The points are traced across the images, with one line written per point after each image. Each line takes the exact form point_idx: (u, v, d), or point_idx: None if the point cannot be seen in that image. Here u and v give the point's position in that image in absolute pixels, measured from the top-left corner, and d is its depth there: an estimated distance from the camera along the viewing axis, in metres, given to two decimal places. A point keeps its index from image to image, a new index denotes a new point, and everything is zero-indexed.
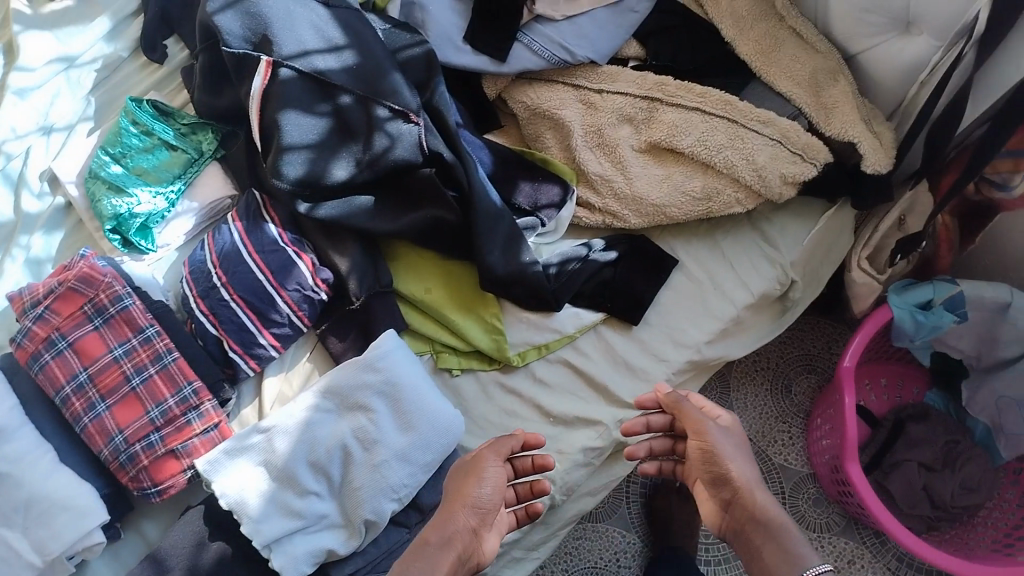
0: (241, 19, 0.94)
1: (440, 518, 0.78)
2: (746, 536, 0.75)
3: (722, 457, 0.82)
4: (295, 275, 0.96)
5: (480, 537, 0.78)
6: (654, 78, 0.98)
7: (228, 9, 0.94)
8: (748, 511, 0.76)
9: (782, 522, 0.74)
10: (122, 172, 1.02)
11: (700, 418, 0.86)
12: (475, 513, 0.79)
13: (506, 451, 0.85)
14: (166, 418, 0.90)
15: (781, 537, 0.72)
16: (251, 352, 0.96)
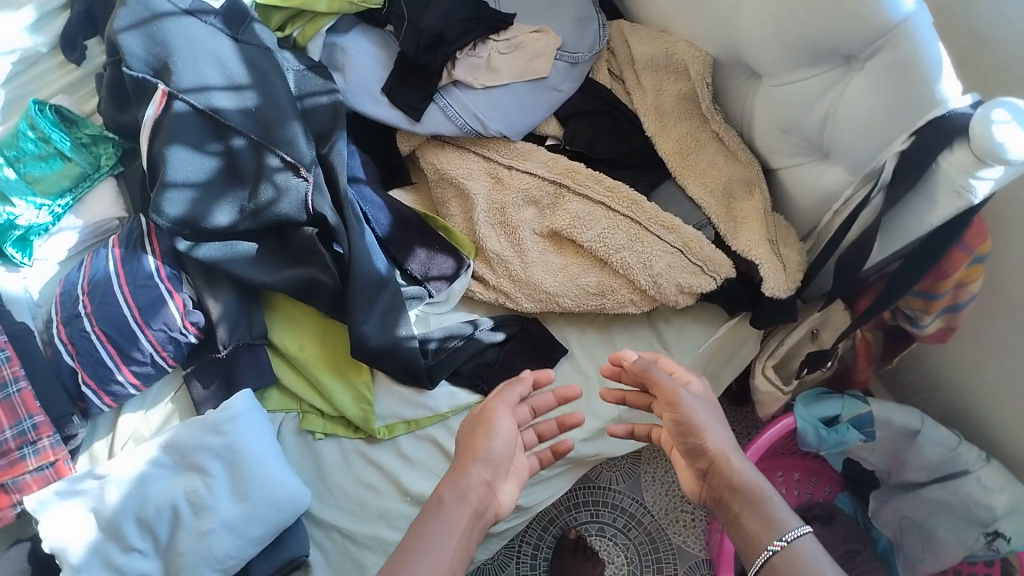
0: (145, 42, 0.90)
1: (451, 473, 0.74)
2: (725, 503, 0.70)
3: (699, 426, 0.74)
4: (163, 314, 0.92)
5: (495, 491, 0.75)
6: (565, 163, 0.95)
7: (134, 29, 0.90)
8: (727, 479, 0.70)
9: (759, 490, 0.68)
10: (12, 178, 0.97)
11: (672, 386, 0.77)
12: (490, 467, 0.76)
13: (510, 398, 0.81)
14: (1, 450, 0.86)
15: (758, 502, 0.67)
16: (106, 388, 0.92)
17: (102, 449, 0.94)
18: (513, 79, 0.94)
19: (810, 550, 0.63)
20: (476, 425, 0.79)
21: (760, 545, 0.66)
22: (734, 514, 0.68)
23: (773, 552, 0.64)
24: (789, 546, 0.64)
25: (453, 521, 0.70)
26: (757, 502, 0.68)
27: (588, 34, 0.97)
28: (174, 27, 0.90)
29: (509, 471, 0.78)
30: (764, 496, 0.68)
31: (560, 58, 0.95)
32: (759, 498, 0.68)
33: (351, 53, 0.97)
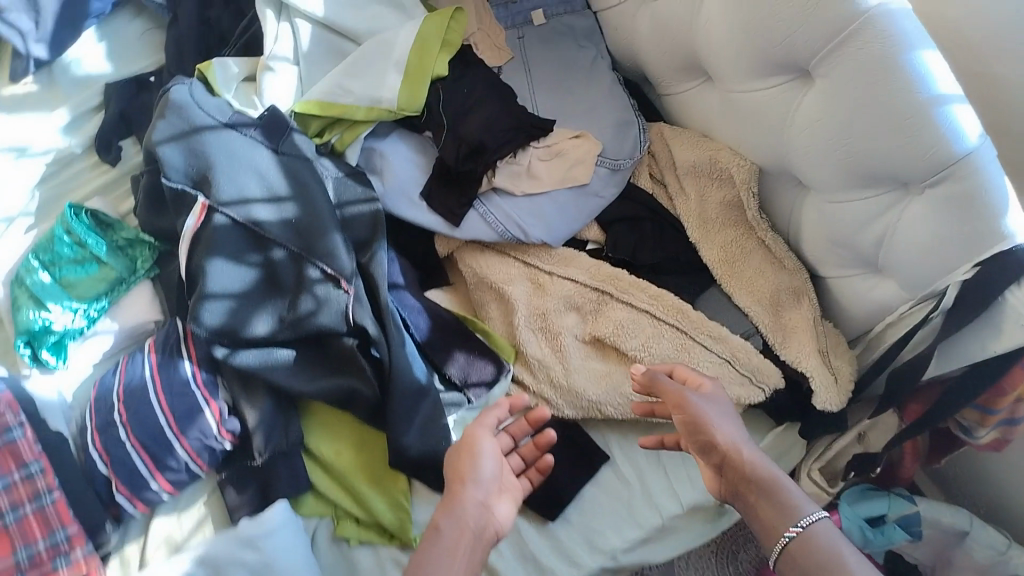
0: (186, 156, 0.93)
1: (443, 500, 0.76)
2: (744, 497, 0.73)
3: (708, 424, 0.78)
4: (199, 422, 0.91)
5: (491, 510, 0.77)
6: (610, 270, 0.94)
7: (174, 143, 0.93)
8: (740, 472, 0.73)
9: (773, 480, 0.72)
10: (49, 282, 0.98)
11: (678, 390, 0.81)
12: (482, 496, 0.77)
13: (491, 423, 0.83)
14: (33, 562, 0.82)
15: (774, 491, 0.71)
16: (139, 495, 0.89)
17: (131, 557, 0.89)
18: (552, 185, 0.94)
19: (827, 533, 0.67)
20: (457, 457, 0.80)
21: (777, 532, 0.69)
22: (754, 502, 0.72)
23: (791, 538, 0.67)
24: (805, 532, 0.67)
25: (453, 541, 0.72)
26: (770, 485, 0.71)
27: (628, 140, 0.97)
28: (214, 140, 0.92)
29: (501, 493, 0.80)
30: (774, 478, 0.72)
31: (600, 163, 0.95)
32: (775, 483, 0.72)
33: (391, 159, 0.97)
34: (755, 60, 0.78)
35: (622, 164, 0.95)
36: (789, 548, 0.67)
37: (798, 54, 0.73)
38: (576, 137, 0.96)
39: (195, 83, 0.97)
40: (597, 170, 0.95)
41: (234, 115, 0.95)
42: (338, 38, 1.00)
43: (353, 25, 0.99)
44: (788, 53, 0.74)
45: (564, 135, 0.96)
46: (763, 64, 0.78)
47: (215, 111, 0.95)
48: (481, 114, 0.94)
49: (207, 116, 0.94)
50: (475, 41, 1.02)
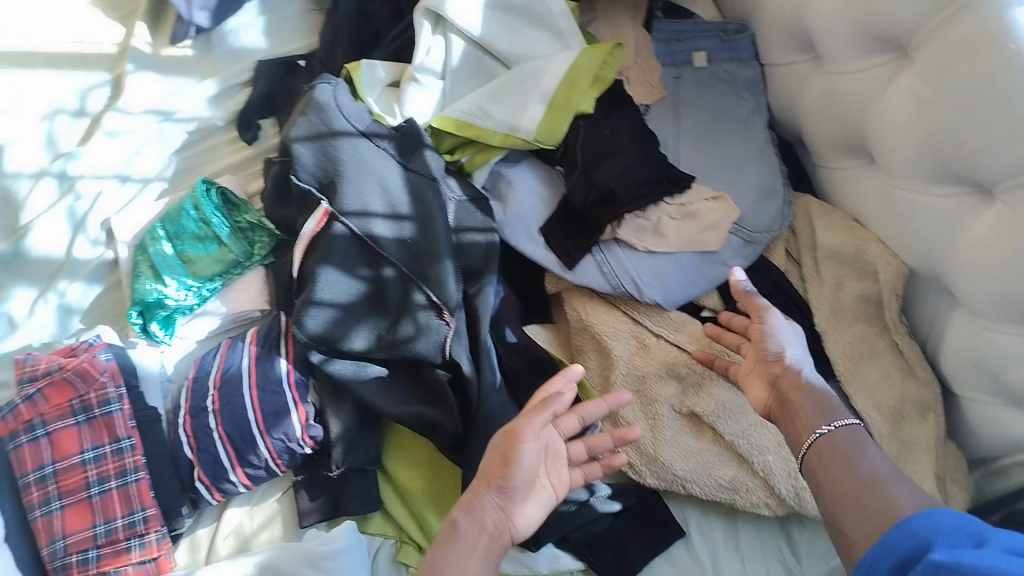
0: (317, 156, 0.90)
1: (465, 497, 0.73)
2: (787, 413, 0.72)
3: (773, 343, 0.76)
4: (285, 425, 0.91)
5: (511, 514, 0.74)
6: (722, 344, 0.87)
7: (309, 142, 0.90)
8: (791, 385, 0.72)
9: (822, 394, 0.71)
10: (169, 254, 1.00)
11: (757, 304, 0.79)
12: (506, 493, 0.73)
13: (540, 420, 0.75)
14: (109, 539, 0.87)
15: (821, 398, 0.70)
16: (218, 485, 0.92)
17: (203, 540, 0.94)
18: (678, 245, 0.88)
19: (859, 437, 0.67)
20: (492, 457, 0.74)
21: (809, 432, 0.69)
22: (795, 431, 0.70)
23: (819, 435, 0.67)
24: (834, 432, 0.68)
25: (468, 544, 0.70)
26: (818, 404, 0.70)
27: (771, 212, 0.90)
28: (348, 148, 0.90)
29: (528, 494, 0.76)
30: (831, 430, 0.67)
31: (734, 231, 0.89)
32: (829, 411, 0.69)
33: (517, 186, 0.93)
34: (931, 165, 0.72)
35: (758, 236, 0.89)
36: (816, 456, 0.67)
37: (983, 171, 0.66)
38: (716, 199, 0.89)
39: (341, 84, 0.94)
40: (729, 239, 0.89)
41: (372, 123, 0.92)
42: (487, 57, 0.95)
43: (506, 49, 0.94)
44: (971, 167, 0.68)
45: (703, 194, 0.90)
46: (938, 171, 0.72)
47: (355, 117, 0.92)
48: (616, 162, 0.89)
49: (345, 120, 0.91)
50: (629, 75, 0.98)
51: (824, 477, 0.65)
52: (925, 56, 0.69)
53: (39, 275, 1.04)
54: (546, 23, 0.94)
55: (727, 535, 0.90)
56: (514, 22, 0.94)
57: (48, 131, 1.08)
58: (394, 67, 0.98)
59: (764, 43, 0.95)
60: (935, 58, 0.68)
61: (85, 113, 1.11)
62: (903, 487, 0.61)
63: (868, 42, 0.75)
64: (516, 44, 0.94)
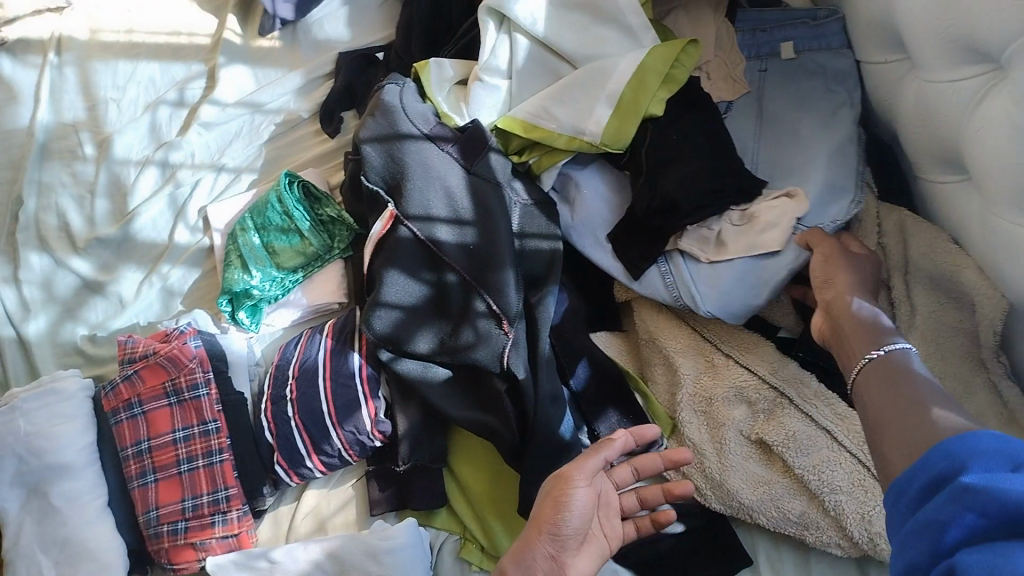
0: (384, 158, 0.94)
1: (517, 544, 0.70)
2: (839, 344, 0.70)
3: (839, 279, 0.74)
4: (356, 418, 0.95)
5: (563, 565, 0.70)
6: (796, 370, 0.84)
7: (376, 144, 0.94)
8: (843, 313, 0.71)
9: (872, 322, 0.69)
10: (256, 246, 1.05)
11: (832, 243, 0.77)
12: (560, 544, 0.70)
13: (591, 465, 0.72)
14: (196, 513, 0.95)
15: (872, 329, 0.68)
16: (296, 469, 0.98)
17: (284, 517, 1.01)
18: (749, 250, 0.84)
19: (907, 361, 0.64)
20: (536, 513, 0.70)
21: (858, 357, 0.67)
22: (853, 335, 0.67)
23: (869, 357, 0.65)
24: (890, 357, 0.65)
25: None
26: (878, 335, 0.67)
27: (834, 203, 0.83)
28: (413, 151, 0.92)
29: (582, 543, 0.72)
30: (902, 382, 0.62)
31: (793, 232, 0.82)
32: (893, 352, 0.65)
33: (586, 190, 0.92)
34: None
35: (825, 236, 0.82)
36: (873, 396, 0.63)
37: None
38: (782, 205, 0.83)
39: (409, 83, 0.97)
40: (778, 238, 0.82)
41: (436, 124, 0.94)
42: (552, 56, 0.93)
43: (570, 49, 0.91)
44: None
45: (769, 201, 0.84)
46: None
47: (421, 119, 0.94)
48: (680, 167, 0.84)
49: (410, 122, 0.93)
50: (707, 70, 0.93)
51: (873, 404, 0.62)
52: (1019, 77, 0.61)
53: (145, 259, 1.14)
54: (616, 20, 0.90)
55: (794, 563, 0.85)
56: (579, 18, 0.91)
57: (151, 121, 1.17)
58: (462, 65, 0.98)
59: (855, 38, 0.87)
60: None
61: (185, 103, 1.17)
62: (943, 405, 0.58)
63: (960, 52, 0.68)
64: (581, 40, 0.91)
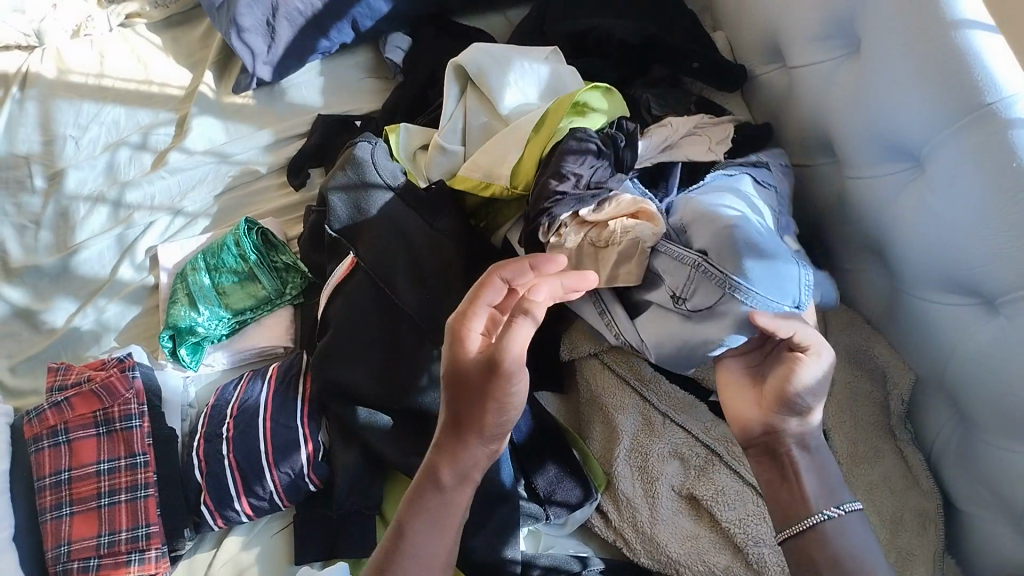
0: (350, 205, 0.99)
1: (449, 444, 0.68)
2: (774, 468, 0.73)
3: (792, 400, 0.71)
4: (293, 459, 0.94)
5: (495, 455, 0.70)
6: (724, 431, 0.90)
7: (344, 192, 0.99)
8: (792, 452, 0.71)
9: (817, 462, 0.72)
10: (206, 286, 1.06)
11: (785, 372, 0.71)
12: (492, 441, 0.69)
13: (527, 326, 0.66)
14: (111, 550, 0.90)
15: (821, 473, 0.71)
16: (222, 511, 0.94)
17: (200, 564, 0.96)
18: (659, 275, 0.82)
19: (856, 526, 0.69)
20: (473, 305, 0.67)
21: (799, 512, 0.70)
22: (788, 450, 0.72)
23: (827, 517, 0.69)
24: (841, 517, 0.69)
25: (457, 507, 0.69)
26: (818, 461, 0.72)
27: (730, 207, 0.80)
28: (379, 201, 0.98)
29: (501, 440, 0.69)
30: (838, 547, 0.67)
31: (661, 247, 0.81)
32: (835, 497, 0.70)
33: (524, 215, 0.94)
34: (939, 275, 0.76)
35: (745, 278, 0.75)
36: (807, 552, 0.68)
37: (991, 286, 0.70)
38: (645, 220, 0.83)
39: (381, 143, 1.02)
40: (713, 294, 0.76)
41: (403, 181, 0.99)
42: (501, 122, 1.01)
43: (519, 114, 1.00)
44: (975, 280, 0.72)
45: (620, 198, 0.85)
46: (945, 283, 0.76)
47: (388, 174, 0.99)
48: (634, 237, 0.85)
49: (377, 174, 0.99)
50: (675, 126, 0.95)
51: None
52: (936, 168, 0.72)
53: (83, 291, 1.11)
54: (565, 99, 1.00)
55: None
56: (530, 90, 1.01)
57: (110, 160, 1.18)
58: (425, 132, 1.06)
59: (786, 144, 0.99)
60: (947, 169, 0.71)
61: (147, 147, 1.19)
62: None
63: (887, 152, 0.79)
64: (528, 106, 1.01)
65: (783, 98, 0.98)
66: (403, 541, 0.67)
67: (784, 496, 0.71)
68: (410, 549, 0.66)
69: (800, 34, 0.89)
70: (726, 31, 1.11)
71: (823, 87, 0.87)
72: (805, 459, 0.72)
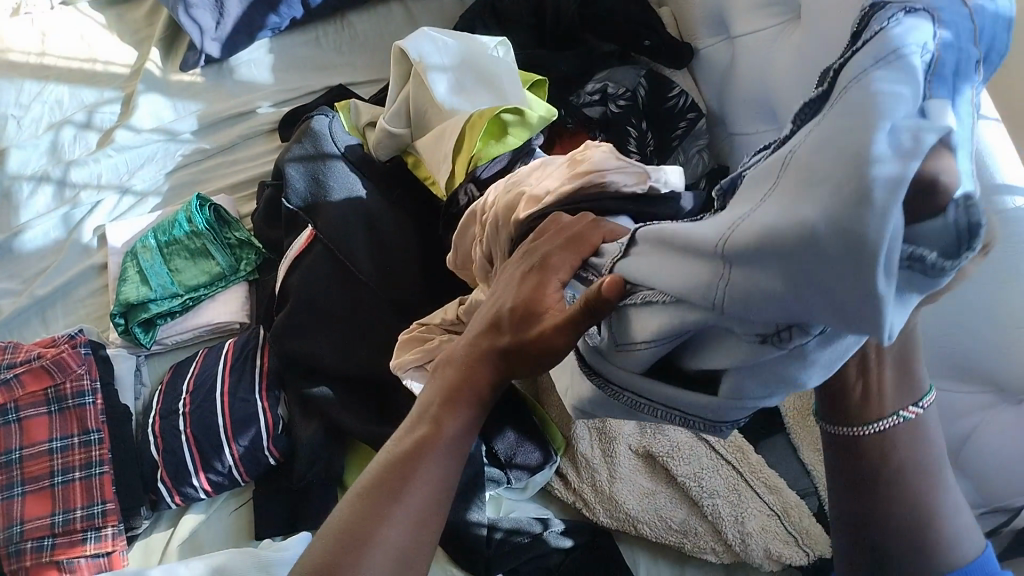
0: (307, 179, 0.98)
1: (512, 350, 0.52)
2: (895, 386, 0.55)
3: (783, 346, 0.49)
4: (252, 433, 0.93)
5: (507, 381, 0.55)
6: None
7: (301, 165, 0.99)
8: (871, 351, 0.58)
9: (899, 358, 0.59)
10: (158, 263, 1.05)
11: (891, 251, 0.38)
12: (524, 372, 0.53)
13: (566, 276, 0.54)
14: (66, 528, 0.88)
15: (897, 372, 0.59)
16: (179, 488, 0.92)
17: (157, 545, 0.93)
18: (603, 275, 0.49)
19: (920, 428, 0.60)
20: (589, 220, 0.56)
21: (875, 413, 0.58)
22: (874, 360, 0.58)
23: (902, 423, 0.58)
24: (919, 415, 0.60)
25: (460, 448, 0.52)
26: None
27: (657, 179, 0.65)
28: (336, 172, 0.98)
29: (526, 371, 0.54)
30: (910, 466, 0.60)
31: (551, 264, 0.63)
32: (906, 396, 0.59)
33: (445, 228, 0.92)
34: None
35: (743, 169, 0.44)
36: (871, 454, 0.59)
37: None
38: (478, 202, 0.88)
39: (337, 115, 1.04)
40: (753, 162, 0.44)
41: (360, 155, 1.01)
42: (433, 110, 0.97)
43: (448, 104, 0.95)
44: None
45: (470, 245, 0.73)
46: None
47: (346, 147, 1.00)
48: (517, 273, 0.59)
49: (335, 147, 0.99)
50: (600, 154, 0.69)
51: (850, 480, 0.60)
52: None
53: (28, 272, 1.08)
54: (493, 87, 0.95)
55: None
56: (464, 78, 0.96)
57: (53, 139, 1.15)
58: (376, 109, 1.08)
59: (730, 115, 1.02)
60: None
61: (93, 126, 1.17)
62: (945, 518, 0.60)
63: None
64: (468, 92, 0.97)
65: (726, 69, 1.01)
66: (434, 437, 0.51)
67: (853, 396, 0.58)
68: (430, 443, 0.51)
69: (745, 6, 0.93)
70: (670, 8, 1.14)
71: (765, 53, 0.91)
72: (894, 350, 0.58)
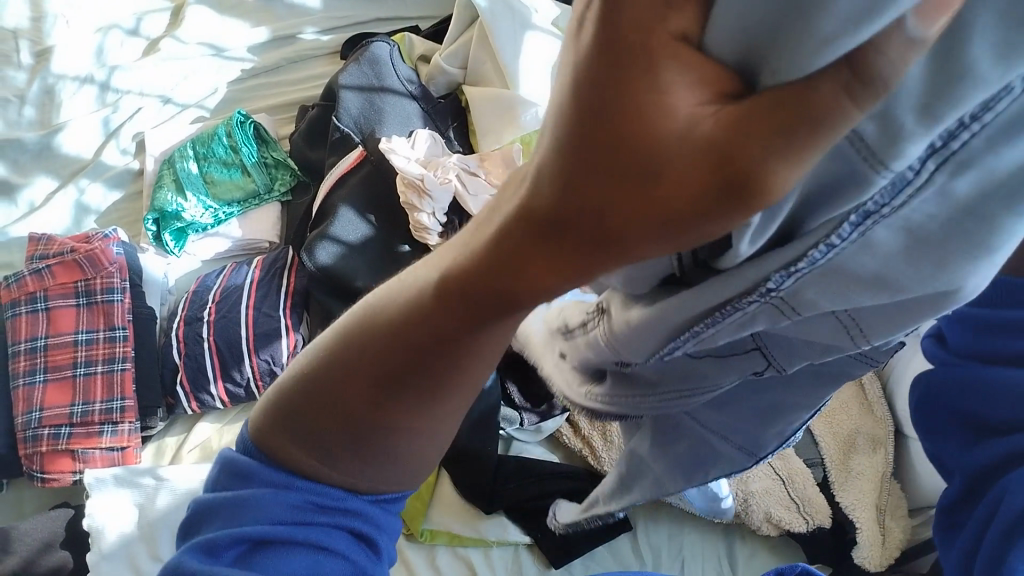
0: (362, 105, 1.00)
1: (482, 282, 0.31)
2: None
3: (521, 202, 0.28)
4: (274, 347, 0.94)
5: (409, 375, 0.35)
6: None
7: (357, 90, 1.00)
8: None
9: None
10: (194, 173, 1.06)
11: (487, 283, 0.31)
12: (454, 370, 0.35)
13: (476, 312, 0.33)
14: (84, 419, 0.90)
15: None
16: (197, 394, 0.93)
17: (169, 447, 0.94)
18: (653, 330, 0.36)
19: None
20: (813, 90, 0.19)
21: None
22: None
23: None
24: None
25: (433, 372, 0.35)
26: None
27: None
28: (393, 102, 1.01)
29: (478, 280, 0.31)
30: None
31: None
32: None
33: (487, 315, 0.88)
34: None
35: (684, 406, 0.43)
36: None
37: None
38: None
39: (397, 46, 1.05)
40: None
41: (417, 87, 1.04)
42: (483, 50, 1.02)
43: (499, 42, 0.98)
44: None
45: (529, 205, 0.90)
46: None
47: (405, 79, 1.03)
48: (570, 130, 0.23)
49: (396, 81, 1.02)
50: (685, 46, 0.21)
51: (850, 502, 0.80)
52: None
53: (64, 169, 1.09)
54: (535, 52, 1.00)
55: (672, 541, 0.86)
56: (498, 16, 0.99)
57: (98, 43, 1.16)
58: (422, 46, 1.11)
59: None
60: None
61: (139, 34, 1.19)
62: None
63: None
64: (528, 76, 0.99)
65: None
66: (455, 374, 0.34)
67: None
68: (443, 398, 0.36)
69: None
70: None
71: None
72: None
